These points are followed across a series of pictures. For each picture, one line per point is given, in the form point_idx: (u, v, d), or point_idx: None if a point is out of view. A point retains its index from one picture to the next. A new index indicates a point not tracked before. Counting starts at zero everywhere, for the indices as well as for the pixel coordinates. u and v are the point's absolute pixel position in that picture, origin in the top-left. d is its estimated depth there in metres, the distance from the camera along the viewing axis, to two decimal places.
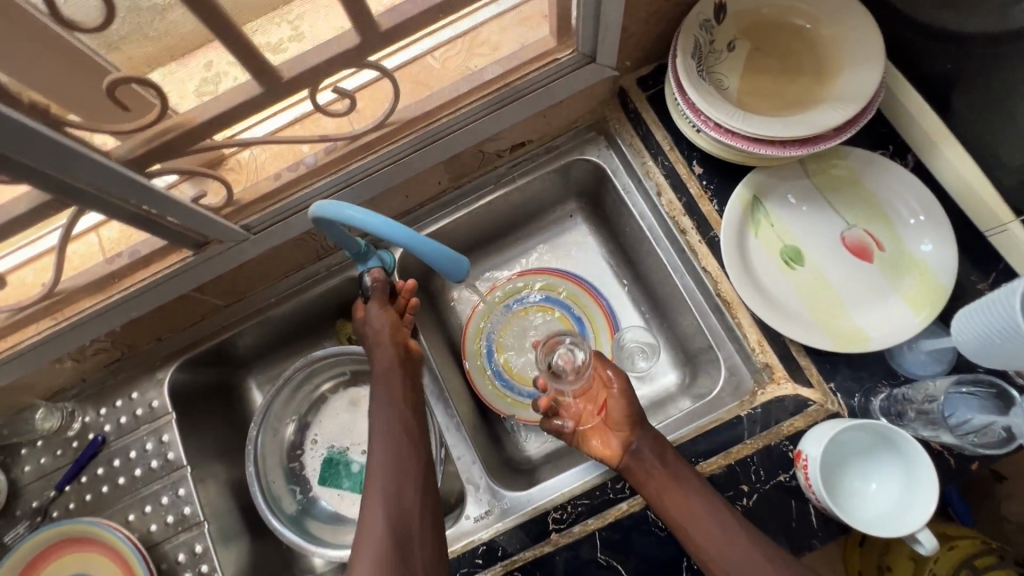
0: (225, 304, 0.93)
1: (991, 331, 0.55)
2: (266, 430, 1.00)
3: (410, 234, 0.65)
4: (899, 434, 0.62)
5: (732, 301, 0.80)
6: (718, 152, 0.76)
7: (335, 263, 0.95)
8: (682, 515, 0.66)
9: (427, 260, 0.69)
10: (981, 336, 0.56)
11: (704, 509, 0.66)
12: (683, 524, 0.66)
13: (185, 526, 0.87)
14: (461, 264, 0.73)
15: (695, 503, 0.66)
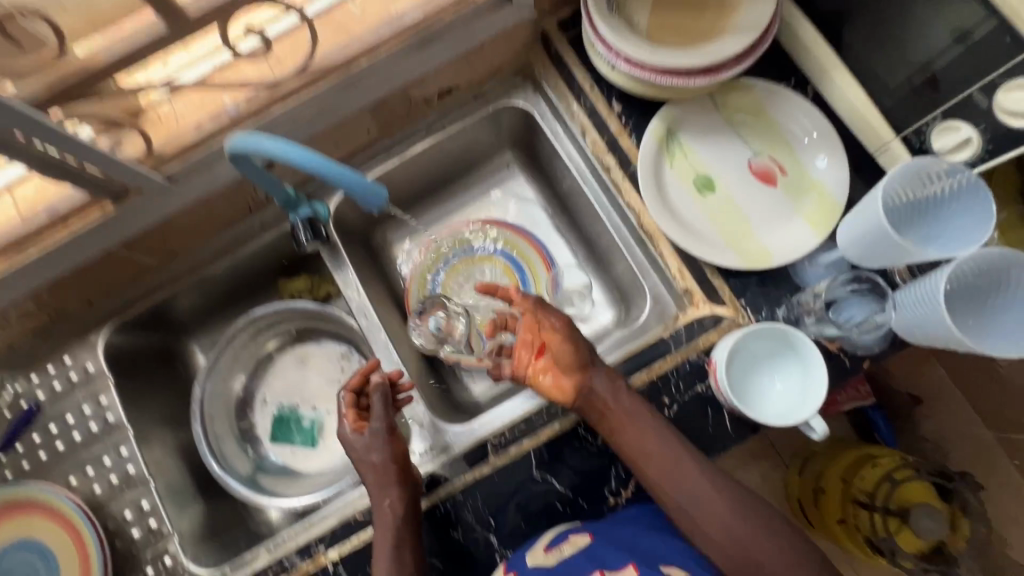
0: (157, 262, 0.91)
1: (869, 232, 0.64)
2: (212, 390, 1.00)
3: (323, 162, 0.65)
4: (795, 333, 0.68)
5: (653, 232, 0.84)
6: (632, 87, 0.80)
7: (269, 218, 0.95)
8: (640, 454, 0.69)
9: (349, 190, 0.69)
10: (860, 243, 0.66)
11: (658, 447, 0.69)
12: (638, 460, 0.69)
13: (130, 485, 0.87)
14: (380, 195, 0.72)
15: (651, 443, 0.69)
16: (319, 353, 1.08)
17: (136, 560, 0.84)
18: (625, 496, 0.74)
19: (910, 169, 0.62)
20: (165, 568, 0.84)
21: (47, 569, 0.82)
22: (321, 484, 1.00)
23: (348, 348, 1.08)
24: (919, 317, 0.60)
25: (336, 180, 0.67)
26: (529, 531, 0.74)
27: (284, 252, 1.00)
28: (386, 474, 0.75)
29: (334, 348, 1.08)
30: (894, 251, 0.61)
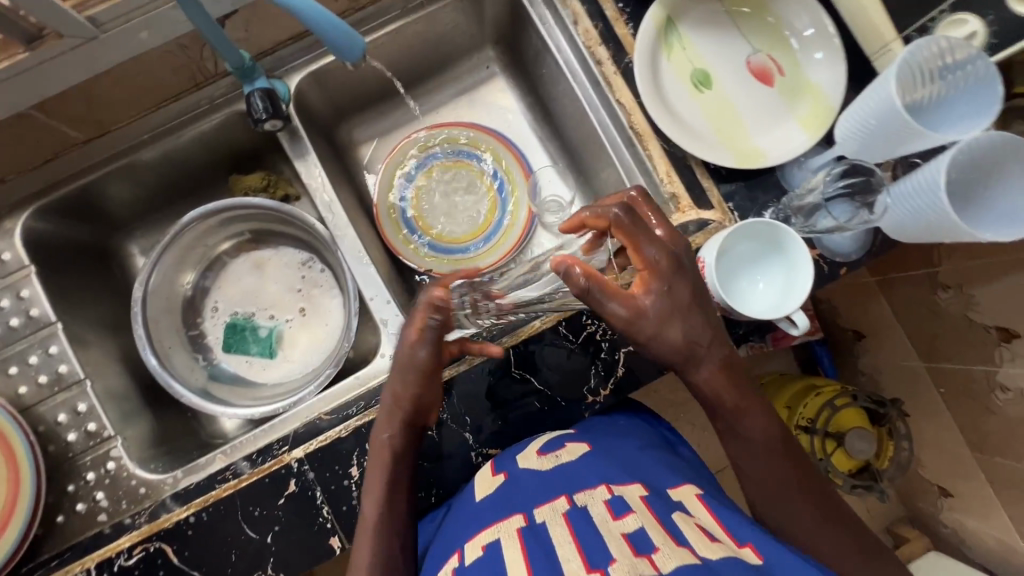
0: (87, 139, 0.81)
1: (868, 115, 0.58)
2: (155, 292, 0.91)
3: None
4: (785, 231, 0.67)
5: (643, 133, 0.80)
6: None
7: (219, 95, 0.83)
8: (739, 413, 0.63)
9: (318, 30, 0.64)
10: (862, 129, 0.60)
11: (756, 410, 0.64)
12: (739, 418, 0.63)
13: (62, 386, 0.78)
14: (356, 44, 0.68)
15: (754, 406, 0.63)
16: (276, 259, 1.01)
17: (73, 465, 0.77)
18: (604, 395, 0.74)
19: (913, 52, 0.58)
20: (107, 474, 0.77)
21: None
22: (279, 394, 0.94)
23: (310, 256, 1.01)
24: (910, 213, 0.58)
25: (316, 27, 0.64)
26: (506, 428, 0.73)
27: (236, 141, 0.90)
28: (400, 412, 0.66)
29: (294, 255, 1.01)
30: (903, 135, 0.57)
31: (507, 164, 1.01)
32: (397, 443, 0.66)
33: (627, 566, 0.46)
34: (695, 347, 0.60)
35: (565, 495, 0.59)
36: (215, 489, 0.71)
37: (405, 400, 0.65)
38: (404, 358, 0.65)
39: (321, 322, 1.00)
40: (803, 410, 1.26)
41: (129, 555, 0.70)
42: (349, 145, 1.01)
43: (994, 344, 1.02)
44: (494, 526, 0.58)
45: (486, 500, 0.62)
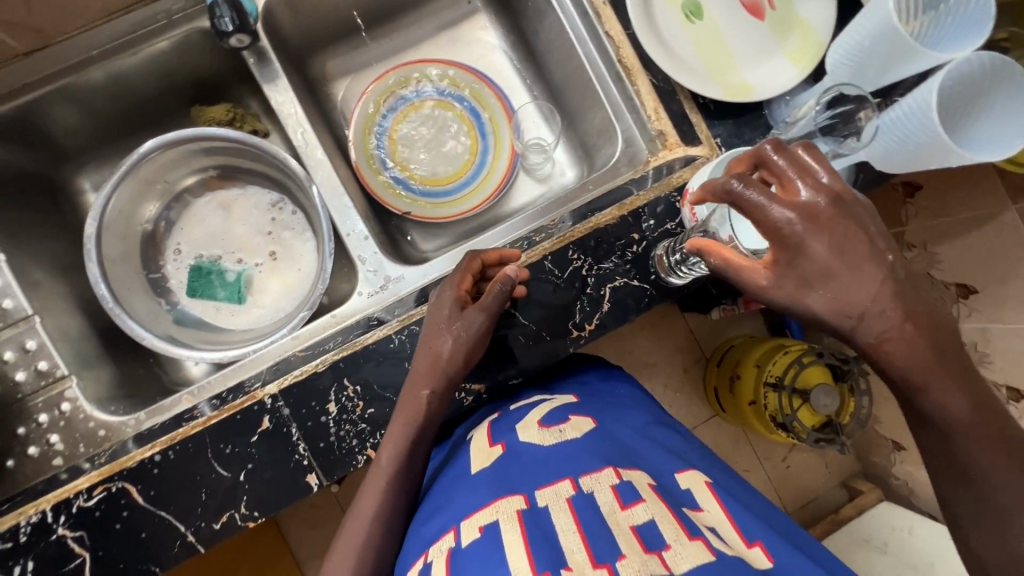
0: (27, 51, 0.74)
1: (864, 37, 0.60)
2: (109, 229, 0.85)
3: None
4: None
5: (632, 67, 0.78)
6: None
7: (176, 10, 0.77)
8: (931, 381, 0.52)
9: None
10: (857, 49, 0.62)
11: (948, 378, 0.52)
12: (926, 386, 0.53)
13: (7, 322, 0.72)
14: None
15: (943, 376, 0.52)
16: (244, 199, 0.95)
17: (23, 407, 0.71)
18: (588, 330, 0.72)
19: None
20: (62, 416, 0.72)
21: None
22: (248, 339, 0.89)
23: (280, 197, 0.96)
24: (898, 140, 0.59)
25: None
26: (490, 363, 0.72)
27: (197, 66, 0.83)
28: (441, 366, 0.65)
29: (263, 196, 0.95)
30: (900, 49, 0.58)
31: (489, 104, 0.97)
32: (433, 404, 0.65)
33: (638, 563, 0.44)
34: (867, 305, 0.51)
35: (569, 478, 0.55)
36: (182, 426, 0.67)
37: (449, 353, 0.65)
38: (445, 314, 0.67)
39: (292, 267, 0.95)
40: (772, 368, 1.21)
41: (89, 496, 0.65)
42: (322, 81, 0.95)
43: (952, 299, 0.99)
44: (490, 505, 0.54)
45: (483, 476, 0.60)
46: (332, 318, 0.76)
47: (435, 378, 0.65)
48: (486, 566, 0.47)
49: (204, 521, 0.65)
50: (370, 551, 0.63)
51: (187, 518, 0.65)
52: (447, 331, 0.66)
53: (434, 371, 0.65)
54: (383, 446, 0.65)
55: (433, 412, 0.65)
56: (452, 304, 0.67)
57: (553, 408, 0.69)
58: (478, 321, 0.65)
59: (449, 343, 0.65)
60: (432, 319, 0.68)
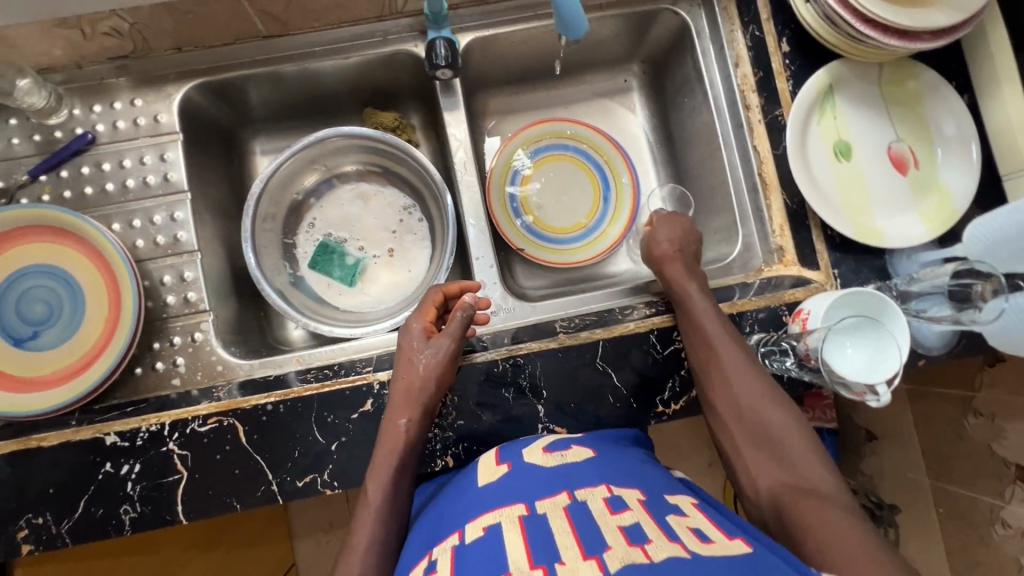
0: (267, 34, 0.84)
1: (1015, 222, 0.69)
2: (268, 194, 0.96)
3: None
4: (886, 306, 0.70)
5: (770, 183, 0.85)
6: (817, 28, 0.79)
7: (393, 31, 0.87)
8: (715, 372, 0.71)
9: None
10: (1005, 232, 0.70)
11: (744, 385, 0.70)
12: (715, 376, 0.71)
13: (175, 251, 0.81)
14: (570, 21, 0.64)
15: (731, 369, 0.71)
16: (382, 196, 1.05)
17: (163, 326, 0.80)
18: (673, 408, 0.77)
19: None
20: (192, 343, 0.80)
21: (71, 303, 0.76)
22: (351, 320, 0.98)
23: (412, 203, 1.05)
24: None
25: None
26: (576, 412, 0.76)
27: (387, 76, 0.94)
28: (415, 394, 0.70)
29: (398, 198, 1.05)
30: None
31: (620, 174, 1.05)
32: (411, 431, 0.69)
33: (622, 553, 0.48)
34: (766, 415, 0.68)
35: (567, 491, 0.60)
36: (296, 386, 0.74)
37: (421, 386, 0.71)
38: (415, 345, 0.74)
39: (405, 267, 1.04)
40: None
41: (202, 423, 0.72)
42: (479, 114, 1.06)
43: (1009, 480, 1.00)
44: (494, 509, 0.59)
45: (490, 487, 0.63)
46: None
47: (411, 407, 0.70)
48: (486, 557, 0.51)
49: (289, 476, 0.72)
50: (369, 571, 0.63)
51: (277, 468, 0.71)
52: (421, 366, 0.72)
53: (411, 400, 0.70)
54: (373, 471, 0.69)
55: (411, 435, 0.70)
56: (417, 336, 0.74)
57: (557, 439, 0.72)
58: (445, 347, 0.72)
59: (419, 372, 0.72)
60: (402, 353, 0.74)
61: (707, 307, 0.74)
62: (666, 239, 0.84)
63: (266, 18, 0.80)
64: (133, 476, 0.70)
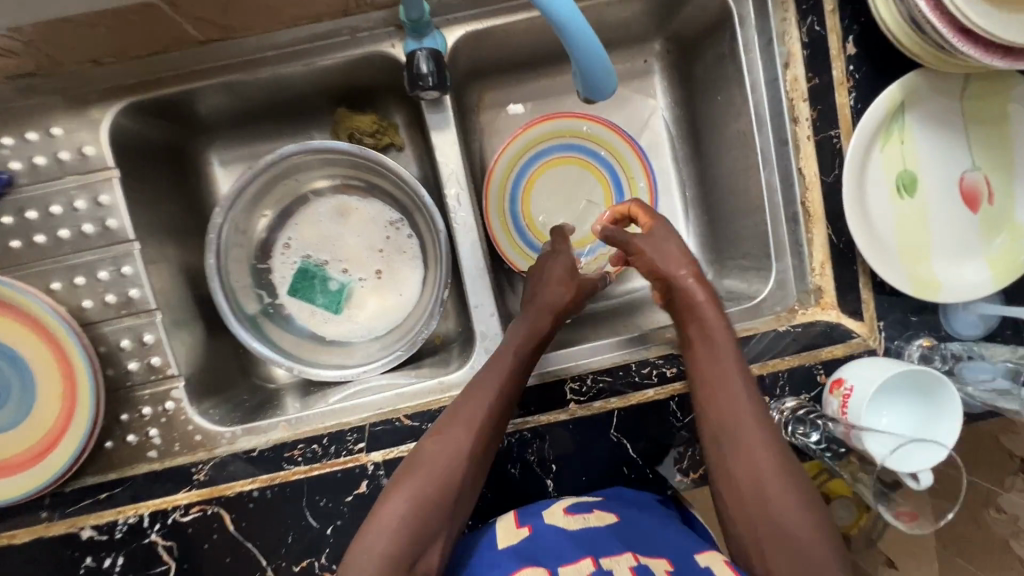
0: (204, 39, 0.66)
1: None
2: (233, 221, 0.83)
3: (567, 13, 0.43)
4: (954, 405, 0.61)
5: (815, 215, 0.73)
6: (896, 33, 0.63)
7: (363, 28, 0.69)
8: (743, 444, 0.60)
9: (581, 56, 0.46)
10: None
11: (770, 464, 0.59)
12: (742, 450, 0.60)
13: (130, 311, 0.71)
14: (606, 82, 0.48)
15: (765, 445, 0.60)
16: (364, 210, 0.92)
17: (130, 395, 0.72)
18: (692, 478, 0.71)
19: None
20: (164, 413, 0.73)
21: (20, 382, 0.68)
22: (340, 356, 0.89)
23: (400, 217, 0.92)
24: None
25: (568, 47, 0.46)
26: (590, 487, 0.70)
27: (361, 78, 0.77)
28: (528, 342, 0.69)
29: (383, 212, 0.92)
30: None
31: (635, 178, 0.91)
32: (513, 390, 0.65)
33: None
34: (779, 491, 0.57)
35: (591, 557, 0.56)
36: (284, 470, 0.68)
37: (528, 355, 0.68)
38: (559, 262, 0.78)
39: (395, 290, 0.93)
40: None
41: (185, 512, 0.67)
42: (472, 108, 0.89)
43: None
44: (513, 574, 0.54)
45: (508, 549, 0.59)
46: (438, 386, 0.76)
47: (505, 377, 0.65)
48: None
49: (285, 561, 0.67)
50: (400, 539, 0.55)
51: (270, 555, 0.67)
52: (537, 332, 0.70)
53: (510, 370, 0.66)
54: (433, 446, 0.61)
55: (499, 414, 0.64)
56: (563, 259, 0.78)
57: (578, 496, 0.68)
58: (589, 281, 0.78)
59: (530, 338, 0.69)
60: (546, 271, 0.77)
61: (737, 364, 0.64)
62: (660, 258, 0.71)
63: (199, 23, 0.62)
64: (117, 569, 0.66)
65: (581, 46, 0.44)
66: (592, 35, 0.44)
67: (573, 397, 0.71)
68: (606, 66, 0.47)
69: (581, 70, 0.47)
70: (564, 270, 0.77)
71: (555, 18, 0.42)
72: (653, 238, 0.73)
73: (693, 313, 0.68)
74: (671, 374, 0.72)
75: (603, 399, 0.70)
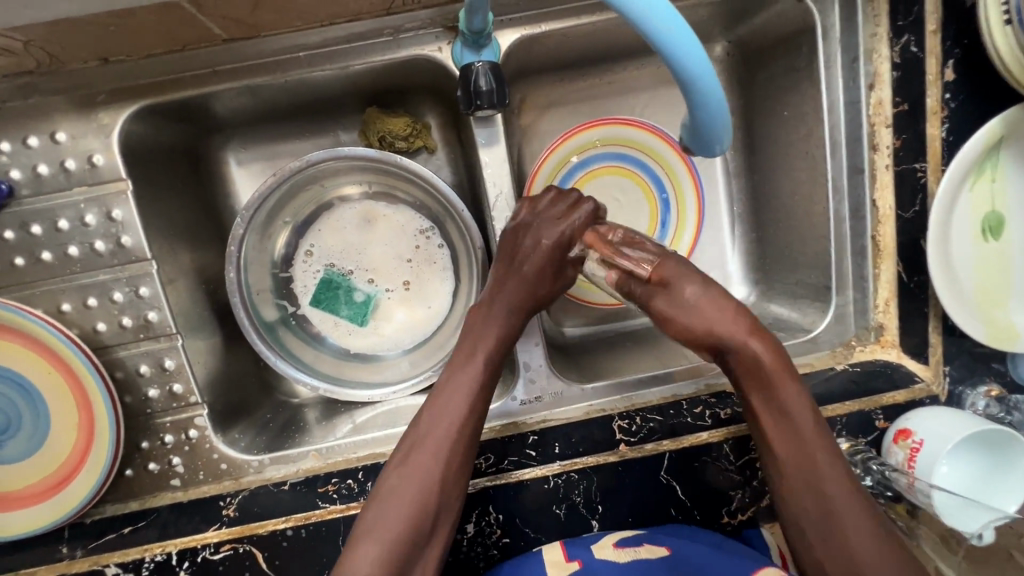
0: (227, 38, 0.60)
1: None
2: (253, 230, 0.77)
3: (700, 61, 0.38)
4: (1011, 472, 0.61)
5: (885, 250, 0.69)
6: (1011, 66, 0.59)
7: (407, 26, 0.62)
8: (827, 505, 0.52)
9: (697, 109, 0.42)
10: None
11: (810, 442, 0.54)
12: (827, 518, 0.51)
13: (148, 335, 0.66)
14: (719, 133, 0.44)
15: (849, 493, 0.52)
16: (391, 217, 0.85)
17: (151, 423, 0.68)
18: (739, 519, 0.68)
19: None
20: (187, 441, 0.69)
21: (31, 411, 0.63)
22: (366, 373, 0.84)
23: (430, 225, 0.85)
24: None
25: (685, 100, 0.42)
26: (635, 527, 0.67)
27: (401, 80, 0.70)
28: (504, 343, 0.64)
29: (412, 219, 0.85)
30: None
31: (684, 187, 0.82)
32: (483, 392, 0.62)
33: None
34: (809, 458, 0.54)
35: None
36: (319, 508, 0.65)
37: (497, 363, 0.63)
38: (546, 243, 0.64)
39: (424, 302, 0.86)
40: None
41: (215, 550, 0.64)
42: (513, 110, 0.79)
43: None
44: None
45: None
46: None
47: (471, 391, 0.61)
48: None
49: None
50: (381, 562, 0.53)
51: None
52: (505, 334, 0.64)
53: (475, 384, 0.61)
54: (401, 478, 0.57)
55: (467, 430, 0.60)
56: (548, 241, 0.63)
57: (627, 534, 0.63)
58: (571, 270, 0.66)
59: (499, 345, 0.64)
60: (528, 251, 0.64)
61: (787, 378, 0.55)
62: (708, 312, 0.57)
63: (223, 20, 0.56)
64: None
65: (705, 99, 0.41)
66: (718, 88, 0.40)
67: (622, 437, 0.68)
68: (725, 118, 0.43)
69: (694, 122, 0.44)
70: (552, 259, 0.64)
71: (683, 76, 0.39)
72: (684, 284, 0.58)
73: (771, 380, 0.55)
74: (727, 414, 0.68)
75: (655, 443, 0.67)
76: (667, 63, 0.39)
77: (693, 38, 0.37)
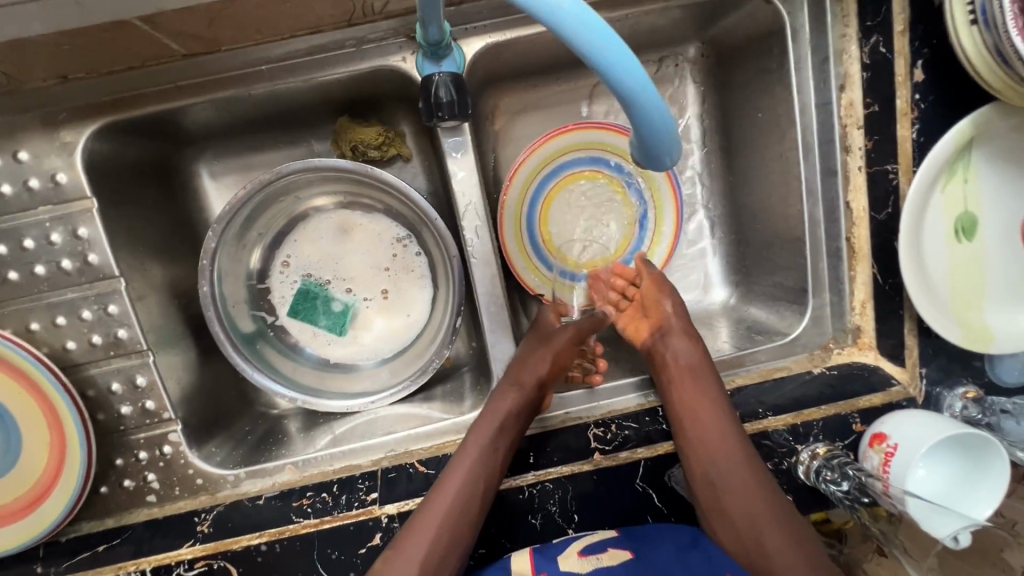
0: (187, 53, 0.59)
1: None
2: (227, 242, 0.76)
3: (638, 75, 0.38)
4: (988, 479, 0.60)
5: (860, 252, 0.68)
6: (979, 65, 0.58)
7: (370, 37, 0.62)
8: (758, 526, 0.56)
9: (641, 123, 0.41)
10: None
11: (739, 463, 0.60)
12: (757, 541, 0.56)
13: (119, 352, 0.66)
14: (665, 146, 0.44)
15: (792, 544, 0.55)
16: (368, 226, 0.85)
17: (125, 440, 0.68)
18: None
19: None
20: (161, 457, 0.68)
21: (2, 431, 0.63)
22: (346, 383, 0.84)
23: (406, 233, 0.85)
24: None
25: (627, 115, 0.41)
26: None
27: (369, 90, 0.69)
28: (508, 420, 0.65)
29: (389, 228, 0.85)
30: None
31: (659, 182, 0.80)
32: (484, 465, 0.62)
33: None
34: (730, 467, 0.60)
35: None
36: (293, 522, 0.65)
37: (499, 438, 0.64)
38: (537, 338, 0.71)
39: (404, 311, 0.85)
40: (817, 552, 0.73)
41: (189, 567, 0.64)
42: (486, 116, 0.78)
43: None
44: None
45: None
46: (454, 427, 0.71)
47: (471, 464, 0.62)
48: None
49: None
50: None
51: None
52: (508, 409, 0.65)
53: (475, 459, 0.62)
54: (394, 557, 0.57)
55: (467, 505, 0.60)
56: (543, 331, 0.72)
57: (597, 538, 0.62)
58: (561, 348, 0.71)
59: (499, 417, 0.65)
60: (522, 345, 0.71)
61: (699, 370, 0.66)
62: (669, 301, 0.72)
63: (180, 36, 0.56)
64: None
65: (647, 114, 0.40)
66: (660, 103, 0.40)
67: (597, 446, 0.67)
68: (671, 134, 0.43)
69: (641, 140, 0.43)
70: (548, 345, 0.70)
71: (623, 92, 0.38)
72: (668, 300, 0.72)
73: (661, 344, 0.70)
74: None
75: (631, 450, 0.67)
76: (607, 79, 0.38)
77: (631, 56, 0.37)
